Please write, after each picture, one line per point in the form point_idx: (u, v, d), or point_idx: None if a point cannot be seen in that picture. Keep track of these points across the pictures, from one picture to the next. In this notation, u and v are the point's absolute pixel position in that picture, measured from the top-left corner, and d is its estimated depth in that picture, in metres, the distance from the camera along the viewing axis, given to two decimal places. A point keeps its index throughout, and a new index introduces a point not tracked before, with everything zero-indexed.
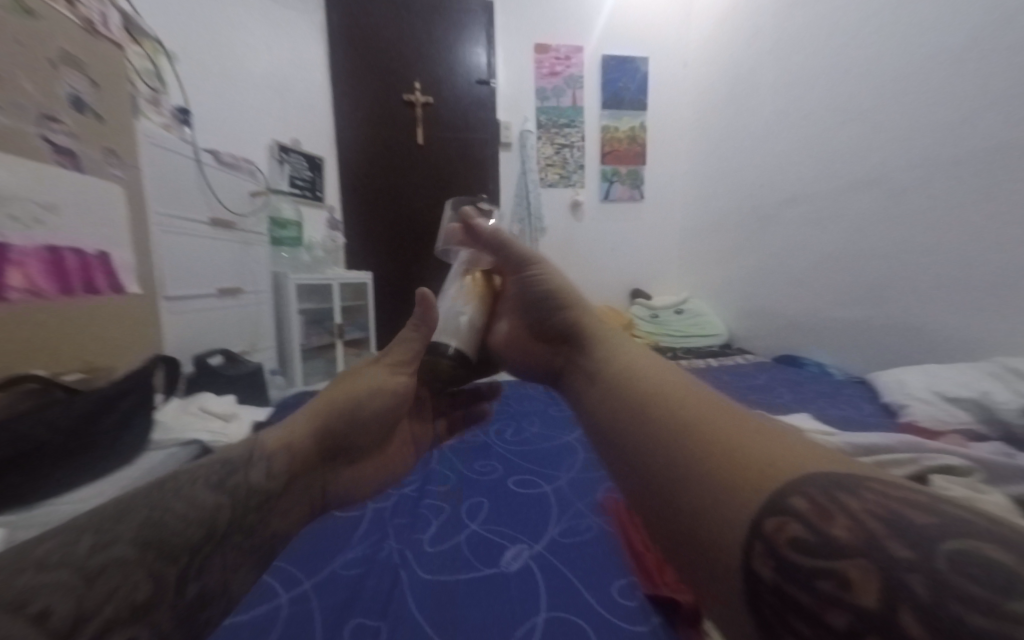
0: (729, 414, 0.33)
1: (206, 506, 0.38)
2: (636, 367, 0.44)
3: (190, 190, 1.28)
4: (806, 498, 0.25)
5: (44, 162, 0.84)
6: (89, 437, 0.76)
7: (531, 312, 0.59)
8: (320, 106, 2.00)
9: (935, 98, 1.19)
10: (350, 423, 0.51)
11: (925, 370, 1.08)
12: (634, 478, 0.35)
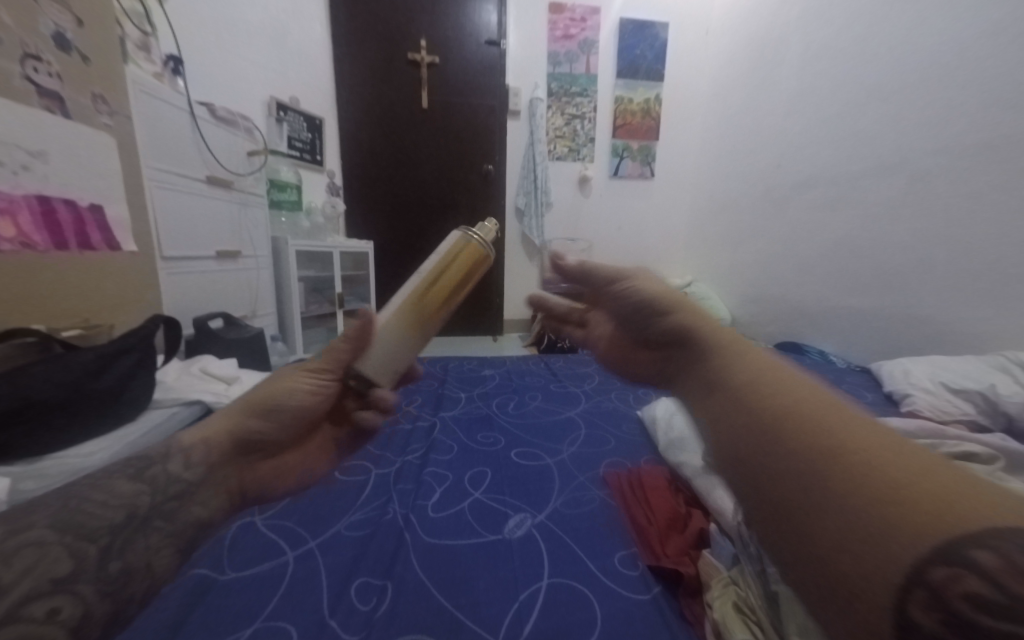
0: (867, 427, 0.28)
1: (122, 494, 0.42)
2: (737, 361, 0.37)
3: (185, 145, 1.22)
4: (993, 552, 0.21)
5: (29, 105, 0.81)
6: (93, 392, 0.75)
7: (630, 329, 0.48)
8: (319, 62, 1.93)
9: (965, 75, 1.14)
10: (258, 419, 0.50)
11: (928, 359, 1.08)
12: (746, 477, 0.31)
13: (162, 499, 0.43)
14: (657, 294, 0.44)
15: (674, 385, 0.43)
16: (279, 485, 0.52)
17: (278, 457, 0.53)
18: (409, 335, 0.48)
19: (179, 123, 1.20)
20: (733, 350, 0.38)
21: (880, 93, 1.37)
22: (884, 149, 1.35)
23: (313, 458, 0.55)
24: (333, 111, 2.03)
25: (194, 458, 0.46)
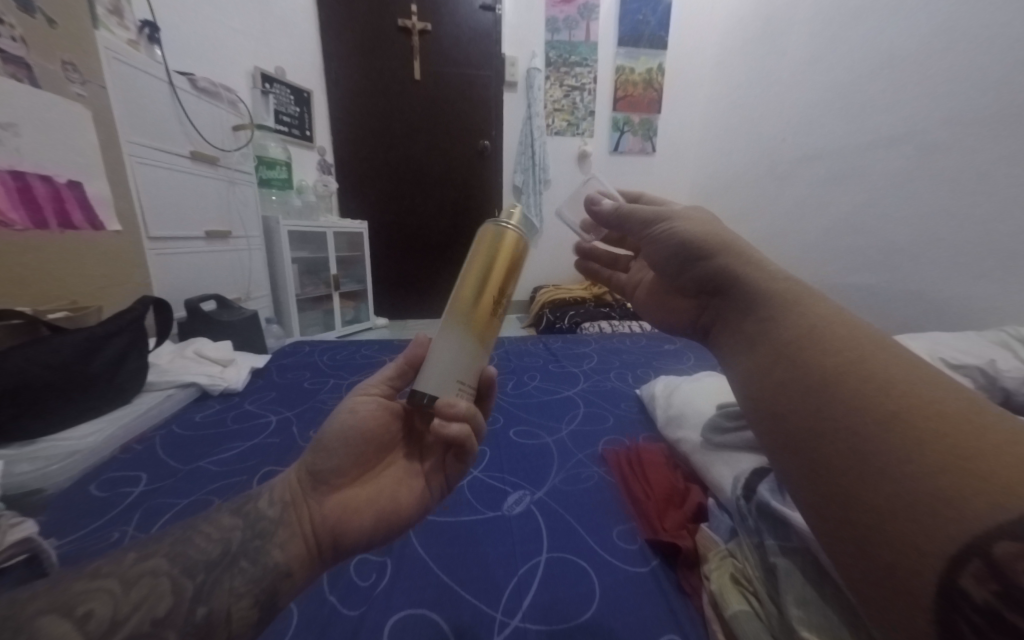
0: (947, 395, 0.27)
1: (224, 527, 0.38)
2: (803, 319, 0.35)
3: (166, 119, 1.18)
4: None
5: None
6: (84, 373, 0.75)
7: (672, 270, 0.47)
8: (305, 31, 1.85)
9: (977, 37, 1.10)
10: (318, 452, 0.44)
11: (929, 335, 1.07)
12: (802, 440, 0.30)
13: (251, 536, 0.38)
14: (701, 231, 0.44)
15: (721, 342, 0.42)
16: (352, 523, 0.42)
17: (346, 490, 0.44)
18: (471, 343, 0.43)
19: (157, 95, 1.15)
20: (795, 307, 0.36)
21: (892, 58, 1.32)
22: (893, 120, 1.32)
23: (385, 493, 0.45)
24: (322, 84, 1.96)
25: (273, 496, 0.42)
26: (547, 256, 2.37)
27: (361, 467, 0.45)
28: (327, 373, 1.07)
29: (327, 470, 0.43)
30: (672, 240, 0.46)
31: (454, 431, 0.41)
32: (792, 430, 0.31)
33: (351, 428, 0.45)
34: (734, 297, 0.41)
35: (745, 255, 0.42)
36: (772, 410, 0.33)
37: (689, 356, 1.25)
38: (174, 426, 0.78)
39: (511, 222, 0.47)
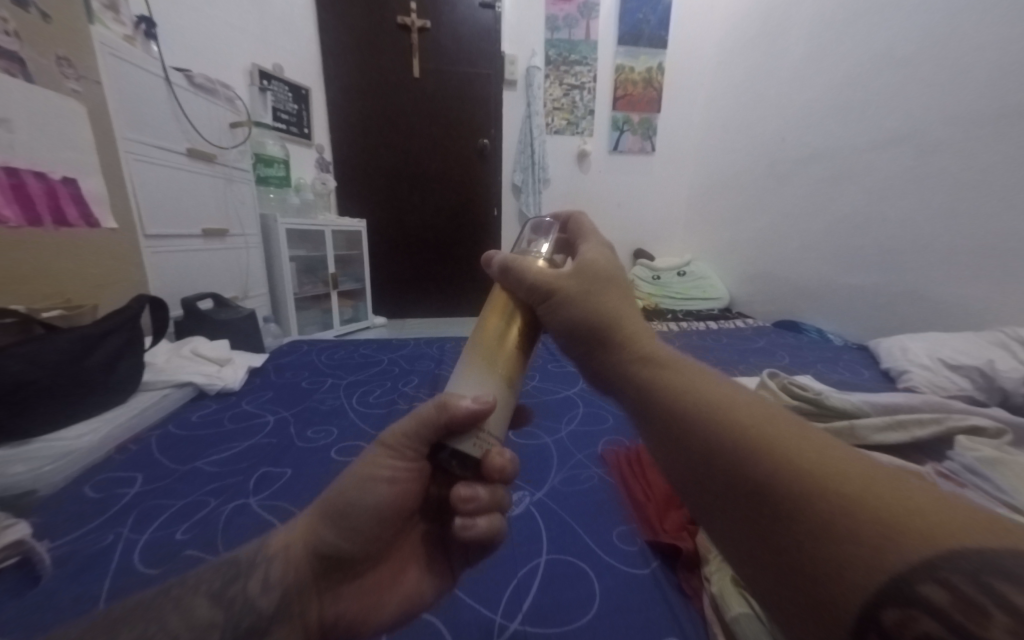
0: (808, 441, 0.24)
1: (199, 625, 0.35)
2: (679, 383, 0.32)
3: (163, 116, 1.17)
4: (943, 586, 0.18)
5: None
6: (78, 374, 0.73)
7: (570, 348, 0.42)
8: (303, 27, 1.84)
9: (980, 38, 1.10)
10: (336, 527, 0.40)
11: (929, 337, 1.08)
12: (709, 520, 0.27)
13: (233, 635, 0.35)
14: (590, 313, 0.40)
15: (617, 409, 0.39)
16: (368, 611, 0.42)
17: (363, 573, 0.42)
18: (501, 382, 0.38)
19: (154, 91, 1.14)
20: (671, 373, 0.33)
21: (891, 59, 1.32)
22: (893, 120, 1.32)
23: (402, 572, 0.44)
24: (321, 81, 1.95)
25: (269, 575, 0.38)
26: None
27: (380, 546, 0.42)
28: (325, 373, 1.07)
29: (345, 547, 0.40)
30: (568, 320, 0.40)
31: (480, 528, 0.40)
32: (693, 499, 0.28)
33: (371, 501, 0.40)
34: (615, 370, 0.37)
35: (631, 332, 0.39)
36: (674, 477, 0.30)
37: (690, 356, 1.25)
38: (171, 426, 0.78)
39: (535, 250, 0.46)
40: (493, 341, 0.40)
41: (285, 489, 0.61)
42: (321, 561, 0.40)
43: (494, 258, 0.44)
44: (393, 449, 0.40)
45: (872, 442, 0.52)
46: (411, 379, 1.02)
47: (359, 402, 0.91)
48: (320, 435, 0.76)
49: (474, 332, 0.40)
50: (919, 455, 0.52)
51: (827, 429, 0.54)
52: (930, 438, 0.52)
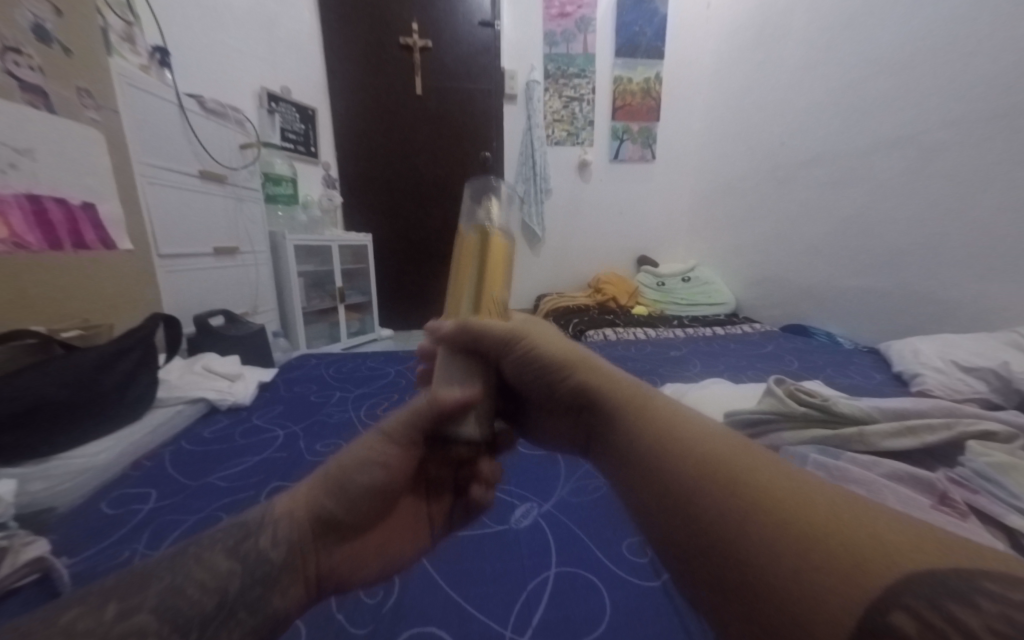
0: (791, 485, 0.28)
1: (220, 575, 0.33)
2: (666, 426, 0.36)
3: (176, 140, 1.20)
4: (907, 614, 0.21)
5: (14, 101, 0.80)
6: (98, 391, 0.75)
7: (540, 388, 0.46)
8: (310, 51, 1.90)
9: (979, 41, 1.10)
10: (340, 492, 0.41)
11: (941, 339, 1.07)
12: (689, 551, 0.30)
13: (251, 584, 0.34)
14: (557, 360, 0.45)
15: (598, 449, 0.42)
16: (362, 572, 0.43)
17: (358, 539, 0.43)
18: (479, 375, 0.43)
19: (167, 117, 1.18)
20: (654, 419, 0.37)
21: (890, 64, 1.33)
22: (893, 122, 1.32)
23: (396, 542, 0.45)
24: (327, 101, 2.00)
25: (278, 533, 0.37)
26: (552, 264, 2.39)
27: (376, 518, 0.43)
28: (333, 386, 1.08)
29: (346, 513, 0.41)
30: (534, 364, 0.45)
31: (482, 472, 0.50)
32: (676, 532, 0.31)
33: (373, 474, 0.42)
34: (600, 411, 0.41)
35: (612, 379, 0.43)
36: (658, 526, 0.32)
37: (697, 363, 1.24)
38: (183, 443, 0.79)
39: (494, 220, 0.47)
40: (460, 346, 0.43)
41: None
42: (322, 527, 0.40)
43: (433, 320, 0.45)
44: (392, 436, 0.43)
45: (881, 448, 0.52)
46: (417, 391, 1.03)
47: (367, 415, 0.91)
48: (329, 449, 0.77)
49: (442, 328, 0.44)
50: (930, 461, 0.52)
51: (834, 435, 0.54)
52: (942, 444, 0.51)
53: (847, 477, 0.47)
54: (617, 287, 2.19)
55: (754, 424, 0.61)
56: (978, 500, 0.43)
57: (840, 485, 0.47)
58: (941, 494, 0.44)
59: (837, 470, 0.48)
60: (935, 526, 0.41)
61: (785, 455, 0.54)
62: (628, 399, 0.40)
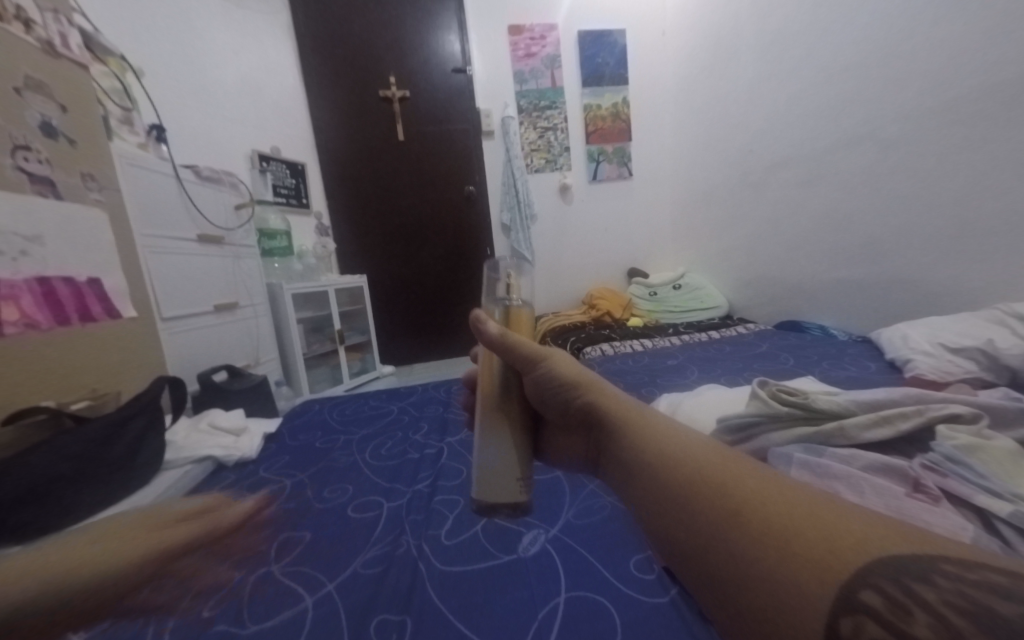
0: (779, 488, 0.33)
1: None
2: (672, 442, 0.40)
3: (173, 208, 1.25)
4: (877, 593, 0.25)
5: (25, 194, 0.86)
6: (107, 461, 0.77)
7: (556, 410, 0.51)
8: (295, 111, 2.00)
9: (912, 43, 1.18)
10: None
11: (928, 322, 1.09)
12: (687, 544, 0.34)
13: None
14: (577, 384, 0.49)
15: (607, 464, 0.47)
16: None
17: None
18: (512, 435, 0.48)
19: (165, 188, 1.24)
20: (659, 435, 0.42)
21: (837, 70, 1.41)
22: (850, 123, 1.38)
23: None
24: (313, 154, 2.09)
25: None
26: (544, 285, 2.43)
27: None
28: (336, 430, 1.09)
29: None
30: (555, 388, 0.49)
31: None
32: (675, 527, 0.35)
33: None
34: (609, 430, 0.46)
35: (622, 403, 0.47)
36: (660, 521, 0.36)
37: (693, 370, 1.26)
38: (192, 502, 0.80)
39: (514, 297, 0.51)
40: (493, 407, 0.49)
41: (306, 554, 0.63)
42: None
43: (477, 321, 0.49)
44: None
45: (862, 440, 0.53)
46: (420, 428, 1.05)
47: (372, 456, 0.93)
48: (336, 494, 0.78)
49: (481, 395, 0.50)
50: (909, 448, 0.53)
51: (816, 431, 0.55)
52: (918, 430, 0.53)
53: (827, 474, 0.48)
54: (610, 301, 2.22)
55: (744, 428, 0.62)
56: (949, 483, 0.45)
57: (823, 483, 0.48)
58: (914, 482, 0.46)
59: (819, 467, 0.49)
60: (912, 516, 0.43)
61: (772, 457, 0.56)
62: (633, 416, 0.45)
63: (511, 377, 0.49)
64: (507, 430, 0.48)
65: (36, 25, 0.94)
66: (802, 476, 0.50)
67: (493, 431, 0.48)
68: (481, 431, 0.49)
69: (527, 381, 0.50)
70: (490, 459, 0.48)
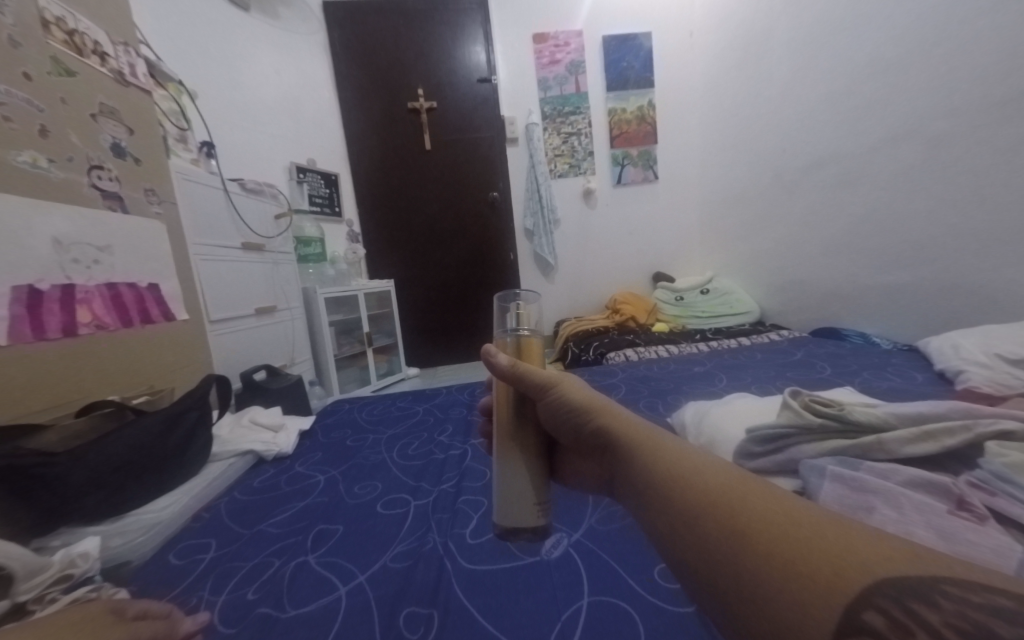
0: (782, 508, 0.34)
1: None
2: (678, 460, 0.42)
3: (220, 219, 1.34)
4: (880, 614, 0.26)
5: (97, 208, 0.95)
6: (163, 451, 0.83)
7: (570, 432, 0.53)
8: (329, 123, 2.10)
9: (958, 42, 1.14)
10: None
11: (981, 332, 1.05)
12: (695, 565, 0.35)
13: None
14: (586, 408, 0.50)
15: (619, 485, 0.48)
16: None
17: None
18: (526, 460, 0.51)
19: (214, 200, 1.33)
20: (666, 453, 0.43)
21: (875, 69, 1.37)
22: (890, 123, 1.34)
23: None
24: (346, 164, 2.18)
25: None
26: (569, 289, 2.43)
27: None
28: (367, 430, 1.13)
29: None
30: (566, 412, 0.51)
31: None
32: (683, 547, 0.37)
33: None
34: (620, 452, 0.47)
35: (632, 425, 0.49)
36: (668, 542, 0.38)
37: (721, 378, 1.24)
38: (236, 493, 0.86)
39: (524, 326, 0.53)
40: (508, 434, 0.51)
41: (342, 546, 0.67)
42: None
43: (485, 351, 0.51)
44: None
45: (901, 455, 0.52)
46: (447, 430, 1.08)
47: (400, 456, 0.96)
48: (368, 491, 0.82)
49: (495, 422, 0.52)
50: (955, 464, 0.52)
51: (853, 445, 0.54)
52: (963, 446, 0.51)
53: (863, 487, 0.47)
54: (635, 306, 2.21)
55: (773, 440, 0.60)
56: (997, 502, 0.43)
57: (858, 496, 0.47)
58: (959, 499, 0.45)
59: (854, 480, 0.48)
60: (955, 532, 0.41)
61: (804, 468, 0.54)
62: (642, 437, 0.46)
63: (523, 404, 0.51)
64: (523, 456, 0.51)
65: (109, 57, 1.04)
66: (836, 489, 0.49)
67: (509, 458, 0.51)
68: (498, 459, 0.51)
69: (540, 407, 0.51)
70: (506, 484, 0.51)
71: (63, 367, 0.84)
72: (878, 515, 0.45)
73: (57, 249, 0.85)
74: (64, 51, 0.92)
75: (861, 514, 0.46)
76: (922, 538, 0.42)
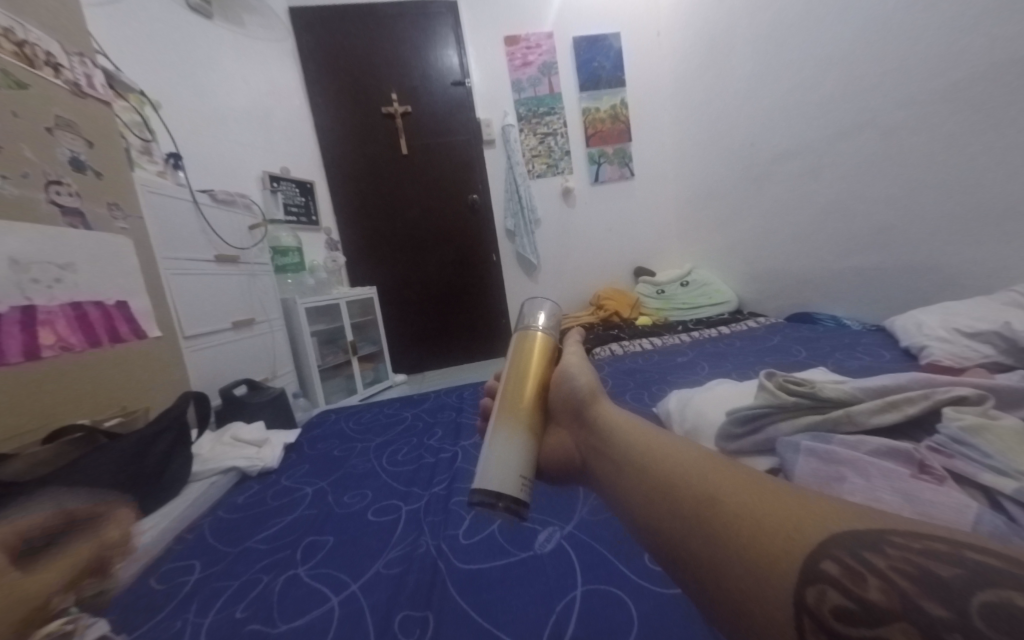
0: (757, 485, 0.35)
1: None
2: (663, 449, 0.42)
3: (191, 230, 1.31)
4: (836, 563, 0.27)
5: (56, 225, 0.91)
6: (138, 474, 0.81)
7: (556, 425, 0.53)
8: (301, 131, 2.07)
9: (909, 32, 1.18)
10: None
11: (942, 308, 1.09)
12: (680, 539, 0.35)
13: None
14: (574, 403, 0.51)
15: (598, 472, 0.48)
16: None
17: None
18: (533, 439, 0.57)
19: (183, 213, 1.29)
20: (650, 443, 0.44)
21: (835, 61, 1.42)
22: (851, 113, 1.39)
23: None
24: (321, 172, 2.15)
25: None
26: (553, 287, 2.44)
27: None
28: (354, 439, 1.12)
29: None
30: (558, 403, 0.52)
31: None
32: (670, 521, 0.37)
33: None
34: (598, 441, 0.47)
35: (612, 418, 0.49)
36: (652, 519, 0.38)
37: (703, 366, 1.26)
38: (220, 512, 0.84)
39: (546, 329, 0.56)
40: None
41: (331, 556, 0.66)
42: None
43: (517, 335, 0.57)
44: None
45: (869, 426, 0.53)
46: (435, 434, 1.07)
47: (389, 462, 0.95)
48: (356, 500, 0.81)
49: (499, 399, 0.52)
50: (917, 431, 0.53)
51: (824, 420, 0.56)
52: (924, 413, 0.53)
53: (834, 459, 0.48)
54: (617, 301, 2.23)
55: (750, 421, 0.62)
56: (955, 463, 0.44)
57: (830, 468, 0.48)
58: (921, 463, 0.46)
59: (826, 454, 0.49)
60: (917, 494, 0.42)
61: (781, 446, 0.56)
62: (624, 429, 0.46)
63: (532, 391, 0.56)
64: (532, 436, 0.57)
65: (62, 67, 1.00)
66: (810, 463, 0.50)
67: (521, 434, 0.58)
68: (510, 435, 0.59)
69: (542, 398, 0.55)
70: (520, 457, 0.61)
71: (27, 394, 0.80)
72: (849, 485, 0.46)
73: (14, 269, 0.82)
74: (13, 62, 0.88)
75: (833, 485, 0.47)
76: (890, 503, 0.43)
